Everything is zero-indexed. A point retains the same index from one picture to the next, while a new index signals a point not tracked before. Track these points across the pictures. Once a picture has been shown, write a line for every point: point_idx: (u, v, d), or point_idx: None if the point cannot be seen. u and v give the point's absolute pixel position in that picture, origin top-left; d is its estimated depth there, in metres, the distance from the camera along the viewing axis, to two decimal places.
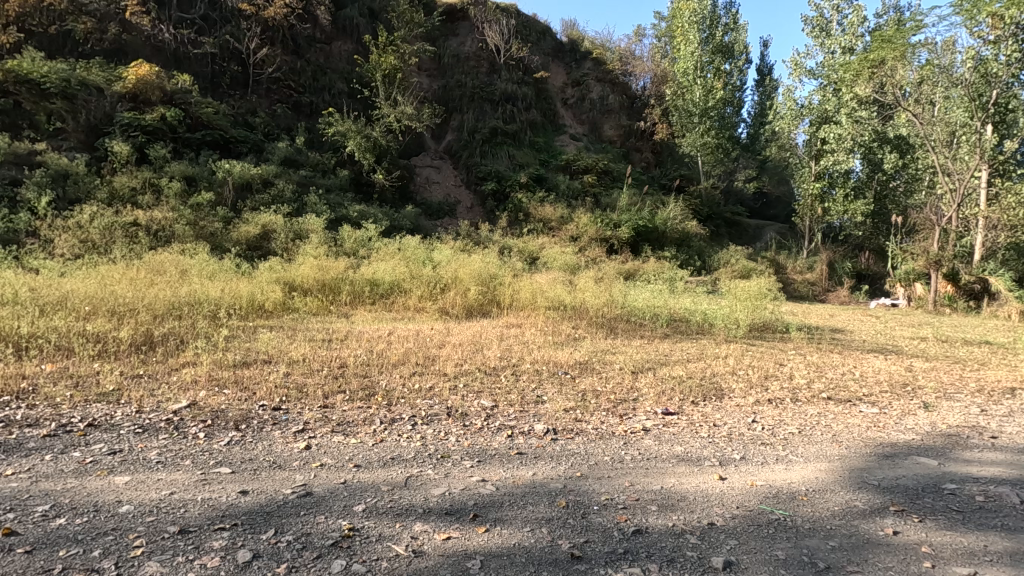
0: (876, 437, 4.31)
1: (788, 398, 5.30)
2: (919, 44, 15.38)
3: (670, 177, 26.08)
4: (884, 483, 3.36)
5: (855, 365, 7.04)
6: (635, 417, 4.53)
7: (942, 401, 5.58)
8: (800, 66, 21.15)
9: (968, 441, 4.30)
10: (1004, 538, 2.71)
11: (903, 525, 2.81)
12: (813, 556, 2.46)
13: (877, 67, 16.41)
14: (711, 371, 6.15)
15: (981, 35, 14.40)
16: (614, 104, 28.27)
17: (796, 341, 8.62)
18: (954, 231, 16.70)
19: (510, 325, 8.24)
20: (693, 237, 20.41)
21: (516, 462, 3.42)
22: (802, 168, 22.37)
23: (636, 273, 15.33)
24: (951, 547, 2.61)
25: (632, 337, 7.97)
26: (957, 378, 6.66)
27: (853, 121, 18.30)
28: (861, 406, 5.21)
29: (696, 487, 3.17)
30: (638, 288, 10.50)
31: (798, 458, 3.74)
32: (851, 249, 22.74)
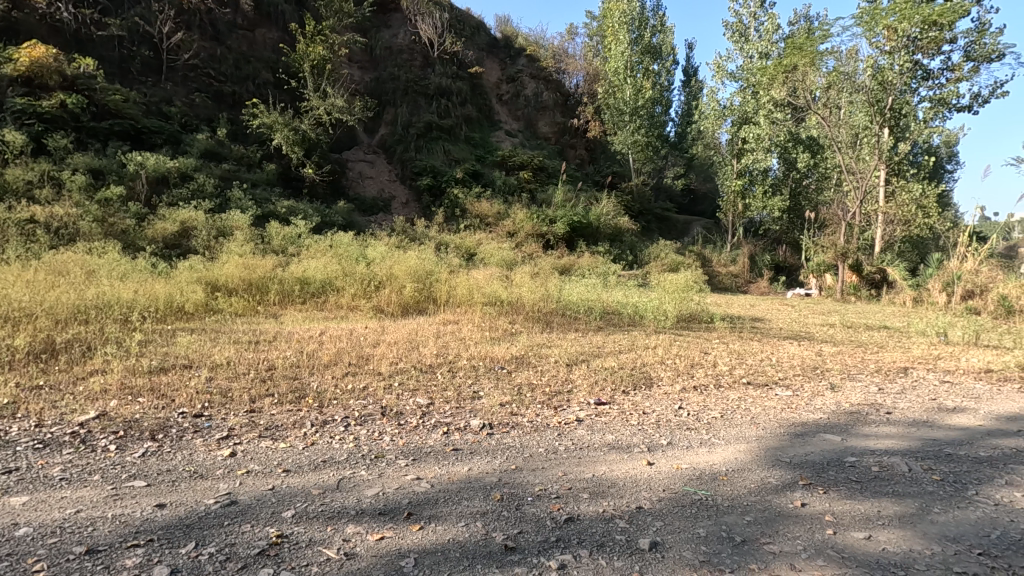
0: (789, 417, 4.66)
1: (711, 385, 5.61)
2: (826, 52, 16.58)
3: (603, 174, 26.80)
4: (794, 459, 3.64)
5: (772, 351, 7.54)
6: (569, 409, 4.65)
7: (846, 382, 6.10)
8: (722, 69, 22.28)
9: (867, 418, 4.73)
10: (895, 503, 3.01)
11: (810, 497, 3.05)
12: (730, 531, 2.63)
13: (789, 72, 17.41)
14: (641, 361, 6.40)
15: (879, 46, 15.76)
16: (548, 101, 28.66)
17: (719, 330, 9.10)
18: (858, 226, 18.11)
19: (447, 321, 8.20)
20: (625, 233, 21.06)
21: (451, 459, 3.42)
22: (725, 165, 23.56)
23: (572, 268, 15.63)
24: (850, 514, 2.86)
25: (566, 331, 8.17)
26: (859, 360, 7.28)
27: (770, 122, 19.83)
28: (777, 389, 5.60)
29: (626, 473, 3.30)
30: (572, 282, 10.73)
31: (720, 441, 3.97)
32: (770, 243, 24.18)
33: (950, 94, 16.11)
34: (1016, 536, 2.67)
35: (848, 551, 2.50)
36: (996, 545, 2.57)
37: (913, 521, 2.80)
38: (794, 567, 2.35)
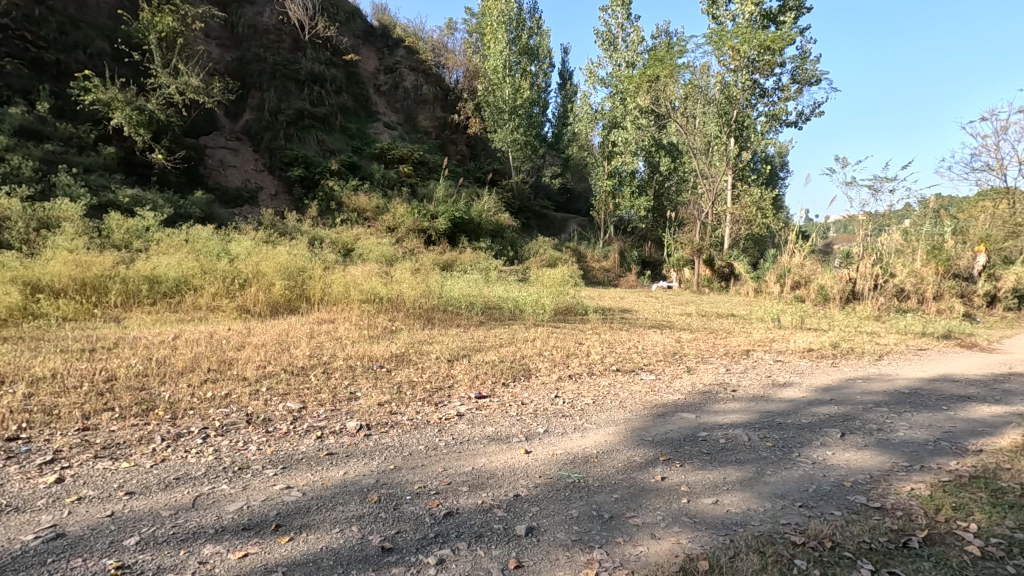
0: (652, 399, 5.09)
1: (585, 373, 5.95)
2: (683, 65, 18.14)
3: (484, 170, 27.10)
4: (655, 437, 3.98)
5: (639, 340, 8.16)
6: (450, 404, 4.65)
7: (700, 365, 6.79)
8: (594, 75, 23.54)
9: (717, 396, 5.31)
10: (738, 470, 3.41)
11: (668, 471, 3.35)
12: (600, 509, 2.81)
13: (652, 82, 18.79)
14: (521, 353, 6.59)
15: (725, 64, 17.62)
16: (428, 94, 28.32)
17: (592, 322, 9.65)
18: (710, 224, 20.16)
19: (322, 320, 7.81)
20: (506, 229, 21.49)
21: (325, 464, 3.26)
22: (597, 166, 24.96)
23: (454, 263, 15.61)
24: (701, 483, 3.19)
25: (448, 326, 8.16)
26: (711, 345, 8.13)
27: (636, 127, 21.55)
28: (642, 374, 6.09)
29: (504, 463, 3.39)
30: (453, 278, 10.72)
31: (592, 426, 4.22)
32: (637, 240, 26.08)
33: (781, 111, 18.51)
34: (827, 488, 3.16)
35: (699, 516, 2.78)
36: (812, 498, 3.02)
37: (751, 484, 3.20)
38: (655, 535, 2.57)
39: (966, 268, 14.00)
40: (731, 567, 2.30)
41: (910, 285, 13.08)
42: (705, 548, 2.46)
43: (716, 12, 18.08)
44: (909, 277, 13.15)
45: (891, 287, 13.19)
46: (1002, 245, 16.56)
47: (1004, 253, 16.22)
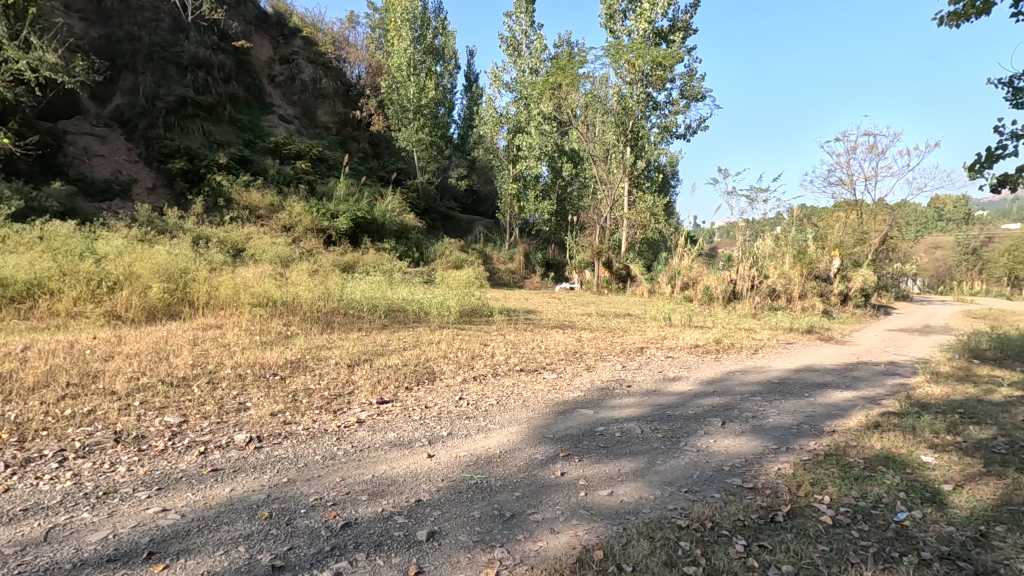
0: (554, 397, 5.24)
1: (490, 374, 6.00)
2: (584, 75, 18.88)
3: (388, 170, 26.46)
4: (556, 434, 4.11)
5: (542, 340, 8.37)
6: (349, 411, 4.48)
7: (599, 362, 7.11)
8: (499, 79, 23.84)
9: (614, 391, 5.59)
10: (631, 461, 3.61)
11: (568, 466, 3.47)
12: (502, 508, 2.85)
13: (555, 89, 19.39)
14: (425, 356, 6.51)
15: (622, 76, 18.59)
16: (328, 88, 27.17)
17: (497, 323, 9.76)
18: (609, 228, 21.13)
19: (207, 327, 7.21)
20: (411, 230, 21.12)
21: (209, 482, 3.01)
22: (503, 169, 25.32)
23: (356, 265, 15.06)
24: (598, 476, 3.34)
25: (349, 330, 7.88)
26: (610, 343, 8.54)
27: (540, 133, 22.12)
28: (544, 373, 6.27)
29: (406, 469, 3.32)
30: (356, 279, 10.36)
31: (495, 426, 4.27)
32: (541, 242, 26.72)
33: (672, 123, 19.87)
34: (709, 473, 3.43)
35: (596, 507, 2.91)
36: (696, 483, 3.27)
37: (643, 474, 3.40)
38: (553, 530, 2.65)
39: (825, 270, 15.85)
40: (624, 554, 2.43)
41: (780, 286, 14.59)
42: (600, 538, 2.58)
43: (613, 27, 19.03)
44: (779, 278, 14.66)
45: (765, 287, 14.63)
46: (851, 251, 18.96)
47: (854, 257, 18.58)
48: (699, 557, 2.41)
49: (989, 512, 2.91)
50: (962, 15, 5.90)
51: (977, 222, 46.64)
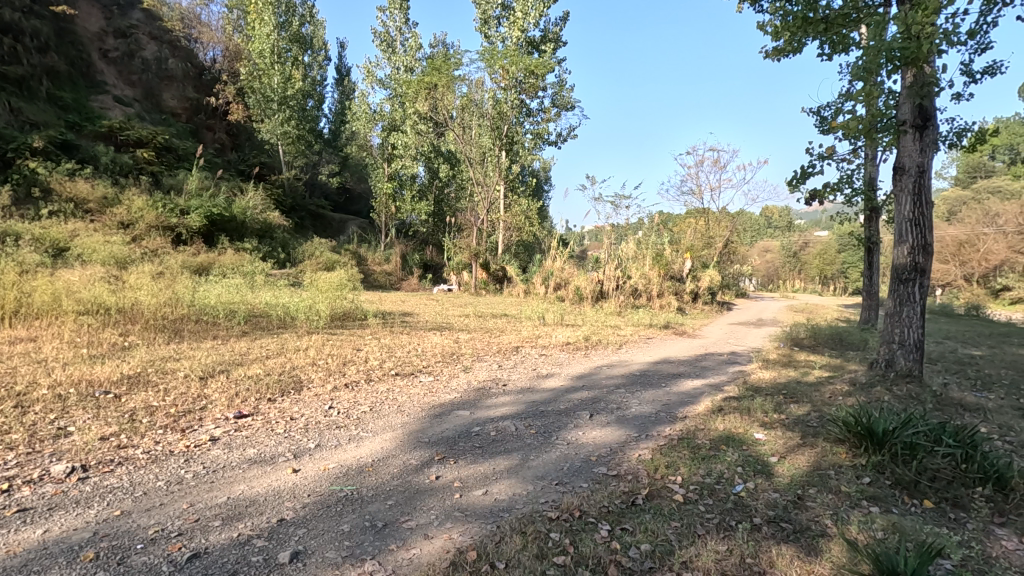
0: (430, 401, 5.18)
1: (362, 380, 5.77)
2: (459, 78, 18.93)
3: (249, 163, 24.45)
4: (431, 438, 4.06)
5: (419, 342, 8.25)
6: (201, 429, 4.04)
7: (476, 363, 7.18)
8: (372, 75, 23.08)
9: (490, 391, 5.68)
10: (505, 459, 3.68)
11: (442, 470, 3.45)
12: (373, 518, 2.74)
13: (430, 90, 19.20)
14: (291, 364, 6.08)
15: (496, 81, 18.95)
16: (175, 70, 24.41)
17: (372, 327, 9.43)
18: (486, 231, 21.43)
19: (15, 340, 6.07)
20: (276, 229, 19.67)
21: (14, 525, 2.53)
22: (377, 167, 24.57)
23: (210, 267, 13.66)
24: (473, 476, 3.36)
25: (202, 339, 7.12)
26: (486, 343, 8.65)
27: (416, 132, 21.81)
28: (420, 376, 6.17)
29: (267, 487, 3.07)
30: (210, 283, 9.38)
31: (368, 434, 4.11)
32: (419, 243, 26.32)
33: (544, 131, 20.70)
34: (577, 465, 3.61)
35: (470, 508, 2.92)
36: (565, 475, 3.42)
37: (517, 470, 3.49)
38: (427, 535, 2.61)
39: (679, 271, 17.52)
40: (497, 552, 2.46)
41: (641, 286, 15.89)
42: (473, 539, 2.59)
43: (488, 32, 19.34)
44: (640, 279, 15.93)
45: (628, 287, 15.82)
46: (700, 254, 21.15)
47: (702, 259, 20.73)
48: (568, 547, 2.51)
49: (804, 477, 3.40)
50: (782, 51, 6.85)
51: (795, 228, 54.59)
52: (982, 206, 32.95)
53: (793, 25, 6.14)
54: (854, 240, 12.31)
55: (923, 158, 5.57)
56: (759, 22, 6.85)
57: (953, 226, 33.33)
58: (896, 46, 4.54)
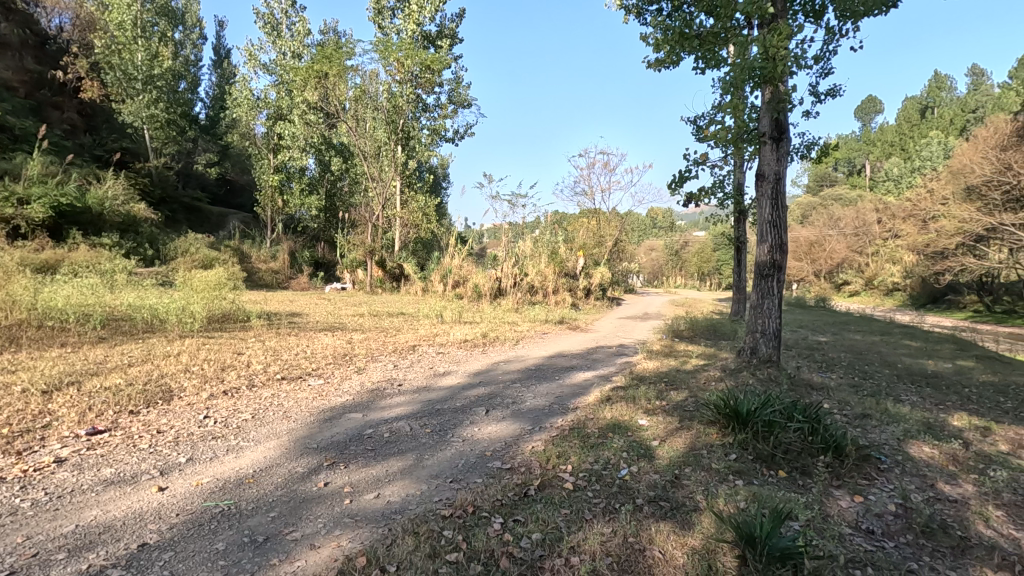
0: (320, 405, 4.94)
1: (244, 386, 5.35)
2: (352, 67, 18.18)
3: (107, 148, 21.72)
4: (321, 443, 3.87)
5: (308, 344, 7.83)
6: (43, 450, 3.52)
7: (370, 363, 6.97)
8: (255, 58, 21.49)
9: (385, 392, 5.53)
10: (399, 460, 3.61)
11: (332, 475, 3.30)
12: (252, 533, 2.56)
13: (321, 78, 18.21)
14: (159, 372, 5.49)
15: (391, 74, 18.42)
16: (10, 37, 21.07)
17: (255, 329, 8.80)
18: (382, 227, 20.81)
19: None
20: (141, 222, 17.67)
21: None
22: (261, 158, 22.94)
23: (59, 266, 11.93)
24: (364, 480, 3.25)
25: (47, 347, 6.22)
26: (381, 343, 8.42)
27: (304, 123, 20.72)
28: (309, 380, 5.84)
29: (128, 509, 2.75)
30: (57, 283, 8.20)
31: (250, 443, 3.83)
32: (309, 240, 24.97)
33: (441, 127, 20.55)
34: (472, 461, 3.63)
35: (361, 513, 2.83)
36: (460, 472, 3.42)
37: (411, 471, 3.43)
38: (314, 545, 2.49)
39: (573, 269, 18.21)
40: (388, 555, 2.40)
41: (537, 283, 16.34)
42: (364, 544, 2.51)
43: (382, 23, 18.76)
44: (537, 276, 16.37)
45: (525, 284, 16.15)
46: (592, 252, 22.16)
47: (594, 257, 21.73)
48: (460, 543, 2.52)
49: (681, 457, 3.68)
50: (662, 63, 7.34)
51: (677, 229, 59.00)
52: (827, 211, 37.77)
53: (672, 39, 6.61)
54: (725, 240, 13.55)
55: (780, 166, 6.22)
56: (641, 35, 7.30)
57: (805, 228, 37.89)
58: (757, 65, 5.05)
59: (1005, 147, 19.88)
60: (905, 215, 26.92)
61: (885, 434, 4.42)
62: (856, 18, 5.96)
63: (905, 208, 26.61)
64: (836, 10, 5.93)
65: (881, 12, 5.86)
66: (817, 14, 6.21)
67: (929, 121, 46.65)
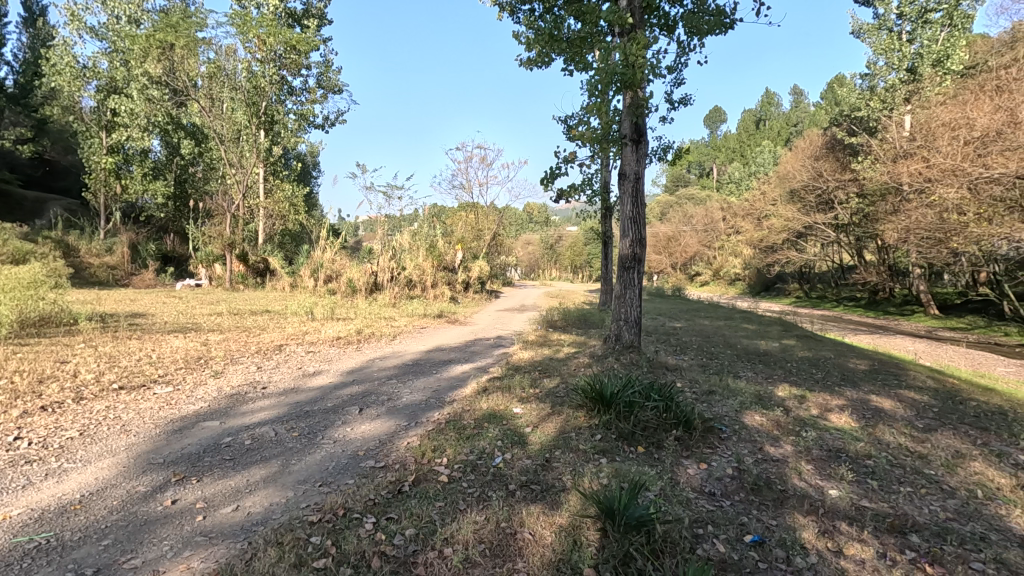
0: (168, 414, 4.43)
1: (71, 400, 4.62)
2: (204, 40, 16.41)
3: None
4: (168, 458, 3.47)
5: (153, 348, 6.96)
6: None
7: (229, 366, 6.39)
8: (79, 20, 18.49)
9: (247, 396, 5.11)
10: (262, 468, 3.36)
11: (180, 492, 2.98)
12: (79, 566, 2.23)
13: (165, 50, 16.17)
14: None
15: (251, 51, 16.90)
16: None
17: (85, 333, 7.63)
18: (243, 218, 19.09)
19: None
20: None
21: None
22: (89, 136, 19.84)
23: None
24: (220, 493, 2.98)
25: None
26: (242, 344, 7.75)
27: (145, 99, 18.12)
28: (155, 388, 5.20)
29: None
30: None
31: (76, 465, 3.32)
32: (154, 231, 22.21)
33: (309, 112, 19.40)
34: (345, 462, 3.50)
35: (216, 530, 2.59)
36: (331, 475, 3.28)
37: (276, 478, 3.22)
38: (159, 571, 2.24)
39: (451, 262, 18.20)
40: (246, 571, 2.23)
41: (416, 277, 16.09)
42: (219, 562, 2.31)
43: None
44: (415, 270, 16.12)
45: (403, 278, 15.81)
46: (470, 246, 22.29)
47: (472, 251, 21.88)
48: (329, 548, 2.42)
49: (551, 441, 3.87)
50: (534, 62, 7.58)
51: (551, 225, 61.50)
52: (682, 209, 41.70)
53: (542, 40, 6.84)
54: (594, 235, 14.40)
55: (639, 166, 6.74)
56: (514, 32, 7.45)
57: (664, 224, 41.49)
58: (618, 71, 5.41)
59: (817, 156, 23.42)
60: (744, 214, 30.63)
61: (726, 407, 5.02)
62: (701, 36, 6.63)
63: (744, 208, 30.26)
64: (685, 26, 6.54)
65: (722, 32, 6.57)
66: (670, 28, 6.80)
67: (762, 132, 53.44)
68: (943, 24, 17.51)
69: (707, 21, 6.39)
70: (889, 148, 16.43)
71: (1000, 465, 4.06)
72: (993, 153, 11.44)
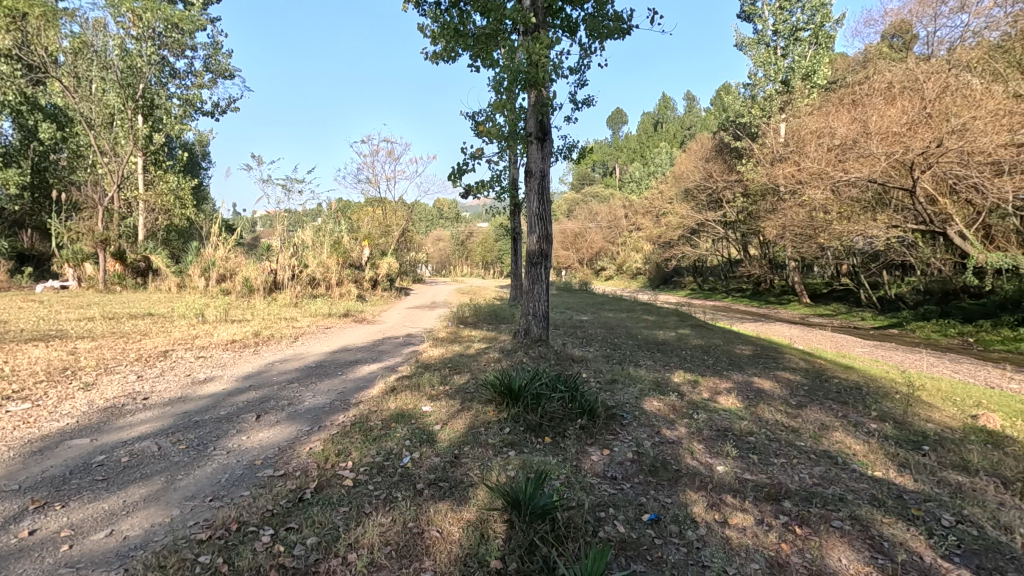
0: (25, 434, 3.90)
1: None
2: (65, 13, 14.61)
3: None
4: (25, 483, 3.07)
5: (6, 360, 6.08)
6: None
7: (102, 376, 5.74)
8: None
9: (123, 408, 4.62)
10: (142, 486, 3.06)
11: (42, 520, 2.65)
12: None
13: (16, 20, 14.21)
14: None
15: (124, 27, 15.24)
16: None
17: None
18: (118, 212, 17.18)
19: None
20: None
21: None
22: None
23: None
24: (91, 518, 2.68)
25: None
26: (118, 352, 6.99)
27: None
28: (9, 406, 4.55)
29: None
30: None
31: None
32: (6, 226, 19.42)
33: (195, 98, 18.00)
34: (239, 473, 3.28)
35: (86, 559, 2.33)
36: (223, 488, 3.06)
37: (159, 496, 2.95)
38: None
39: (357, 259, 17.58)
40: None
41: (319, 275, 15.39)
42: None
43: None
44: (318, 267, 15.41)
45: (305, 276, 15.03)
46: (378, 242, 21.68)
47: (380, 247, 21.29)
48: (220, 567, 2.26)
49: (460, 438, 3.87)
50: (440, 56, 7.50)
51: (461, 220, 61.38)
52: (587, 207, 43.26)
53: (447, 34, 6.79)
54: (504, 231, 14.57)
55: (544, 164, 6.90)
56: (419, 25, 7.33)
57: (570, 221, 42.78)
58: (523, 70, 5.50)
59: (707, 159, 25.20)
60: (644, 211, 32.33)
61: (627, 395, 5.28)
62: (601, 39, 6.90)
63: (643, 206, 31.97)
64: (586, 29, 6.77)
65: (620, 38, 6.89)
66: (572, 30, 7.01)
67: (659, 134, 56.66)
68: (810, 43, 19.51)
69: (606, 25, 6.66)
70: (768, 153, 18.05)
71: (857, 433, 4.63)
72: (851, 160, 12.97)
